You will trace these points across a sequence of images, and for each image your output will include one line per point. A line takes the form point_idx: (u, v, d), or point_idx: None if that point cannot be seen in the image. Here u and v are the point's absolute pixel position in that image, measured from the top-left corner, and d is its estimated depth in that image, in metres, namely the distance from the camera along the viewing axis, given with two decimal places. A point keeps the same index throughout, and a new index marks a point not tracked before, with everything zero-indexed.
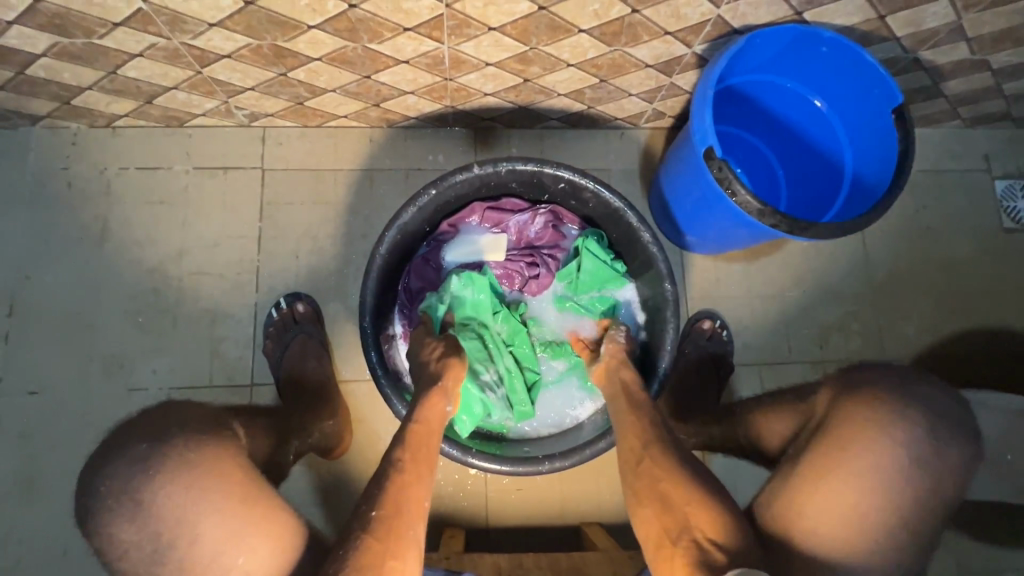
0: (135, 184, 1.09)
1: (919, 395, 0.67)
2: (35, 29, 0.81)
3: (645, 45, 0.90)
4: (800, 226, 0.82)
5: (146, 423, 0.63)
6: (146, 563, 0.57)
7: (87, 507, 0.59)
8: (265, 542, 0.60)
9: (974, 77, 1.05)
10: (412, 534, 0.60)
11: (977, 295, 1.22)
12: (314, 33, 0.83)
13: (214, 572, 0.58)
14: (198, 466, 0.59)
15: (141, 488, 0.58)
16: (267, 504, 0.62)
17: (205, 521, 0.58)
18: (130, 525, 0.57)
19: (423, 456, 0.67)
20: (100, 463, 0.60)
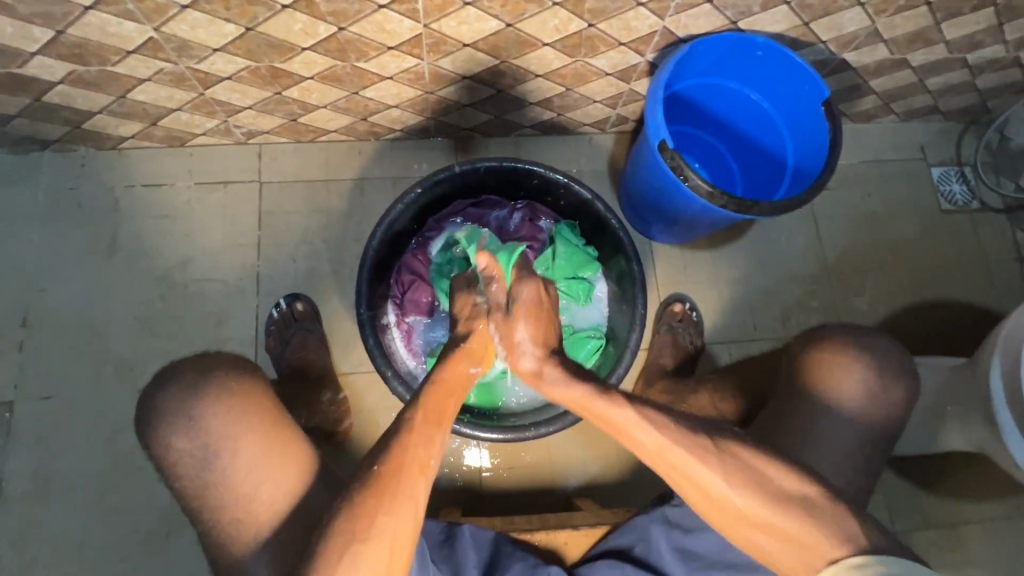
0: (141, 199, 1.17)
1: (873, 346, 0.81)
2: (55, 59, 0.90)
3: (603, 56, 1.01)
4: (745, 205, 0.93)
5: (196, 359, 0.74)
6: (194, 470, 0.68)
7: (146, 425, 0.70)
8: (290, 462, 0.69)
9: (898, 74, 1.18)
10: (409, 494, 0.61)
11: (923, 271, 1.34)
12: (308, 54, 0.93)
13: (248, 482, 0.68)
14: (238, 391, 0.71)
15: (192, 407, 0.69)
16: (294, 431, 0.72)
17: (243, 436, 0.68)
18: (183, 436, 0.69)
19: (433, 416, 0.64)
20: (154, 390, 0.72)
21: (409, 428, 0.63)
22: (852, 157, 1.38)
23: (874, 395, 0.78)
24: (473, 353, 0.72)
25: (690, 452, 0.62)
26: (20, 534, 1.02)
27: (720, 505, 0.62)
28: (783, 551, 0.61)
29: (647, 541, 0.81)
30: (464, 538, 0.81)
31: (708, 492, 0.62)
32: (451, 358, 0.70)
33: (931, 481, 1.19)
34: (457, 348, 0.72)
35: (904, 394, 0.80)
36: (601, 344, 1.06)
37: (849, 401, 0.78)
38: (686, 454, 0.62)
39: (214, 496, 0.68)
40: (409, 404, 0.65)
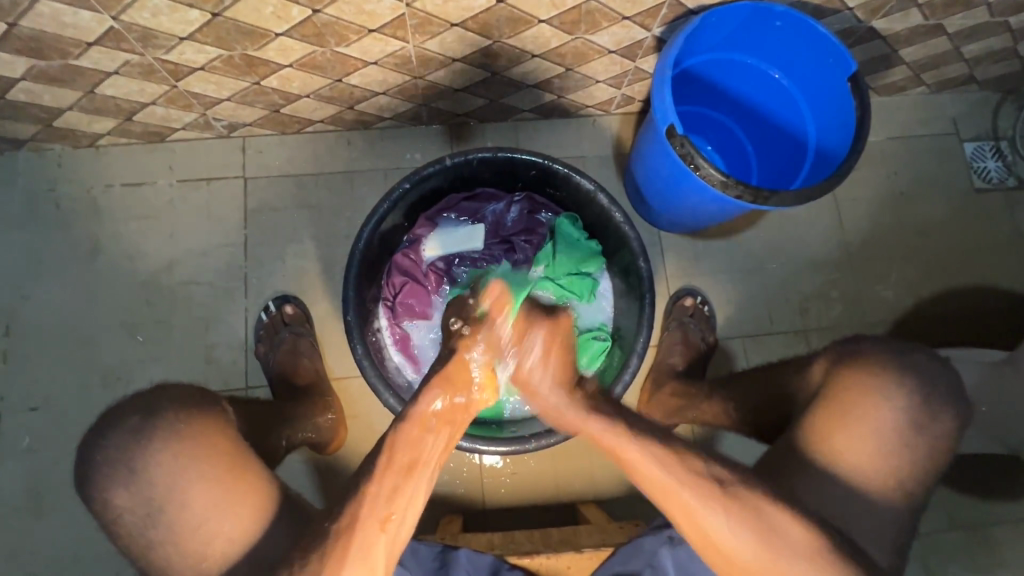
0: (121, 200, 1.12)
1: (917, 367, 0.75)
2: (12, 54, 0.84)
3: (605, 31, 0.92)
4: (762, 196, 0.85)
5: (140, 402, 0.72)
6: (137, 524, 0.67)
7: (88, 475, 0.68)
8: (241, 511, 0.68)
9: (932, 42, 1.07)
10: (363, 555, 0.56)
11: (953, 256, 1.25)
12: (283, 40, 0.86)
13: (194, 538, 0.66)
14: (185, 436, 0.69)
15: (135, 458, 0.68)
16: (239, 482, 0.69)
17: (189, 487, 0.67)
18: (123, 491, 0.67)
19: (402, 463, 0.59)
20: (98, 436, 0.70)
21: (374, 475, 0.58)
22: (877, 134, 1.28)
23: (919, 422, 0.72)
24: (452, 380, 0.63)
25: (698, 499, 0.60)
26: (12, 549, 1.00)
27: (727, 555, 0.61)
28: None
29: (658, 567, 0.77)
30: (459, 566, 0.78)
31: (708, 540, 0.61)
32: (428, 384, 0.61)
33: (959, 481, 1.13)
34: (436, 373, 0.63)
35: (937, 401, 0.73)
36: (606, 346, 0.99)
37: (889, 427, 0.72)
38: (698, 502, 0.60)
39: (159, 553, 0.67)
40: (380, 441, 0.60)
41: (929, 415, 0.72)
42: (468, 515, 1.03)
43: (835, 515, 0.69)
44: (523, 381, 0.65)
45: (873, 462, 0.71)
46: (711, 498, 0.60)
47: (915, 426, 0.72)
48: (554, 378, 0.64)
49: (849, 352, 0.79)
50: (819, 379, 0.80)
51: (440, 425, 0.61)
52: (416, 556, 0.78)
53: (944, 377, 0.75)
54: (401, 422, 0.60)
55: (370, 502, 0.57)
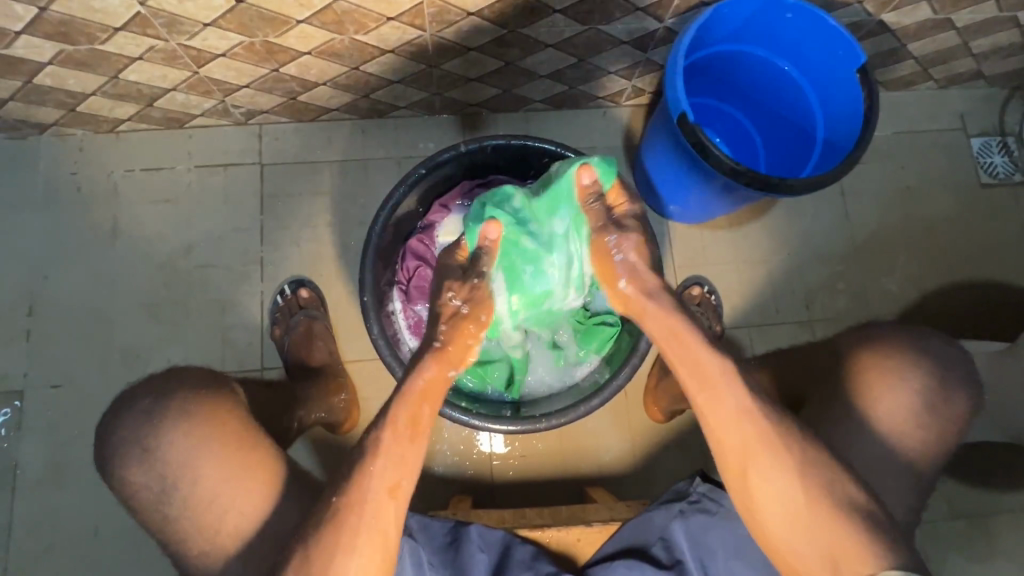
0: (141, 185, 1.14)
1: (931, 351, 0.78)
2: (41, 38, 0.86)
3: (618, 22, 0.94)
4: (771, 182, 0.86)
5: (154, 382, 0.76)
6: (155, 500, 0.71)
7: (108, 452, 0.72)
8: (252, 487, 0.71)
9: (940, 37, 1.09)
10: (377, 522, 0.64)
11: (958, 250, 1.26)
12: (303, 27, 0.88)
13: (212, 512, 0.70)
14: (195, 417, 0.72)
15: (149, 438, 0.71)
16: (252, 456, 0.72)
17: (202, 465, 0.70)
18: (140, 469, 0.71)
19: (408, 431, 0.67)
20: (116, 416, 0.74)
21: (380, 450, 0.65)
22: (885, 128, 1.29)
23: (932, 403, 0.75)
24: (446, 357, 0.72)
25: (756, 435, 0.67)
26: (34, 521, 1.03)
27: (763, 491, 0.67)
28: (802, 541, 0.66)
29: (667, 541, 0.79)
30: (471, 541, 0.80)
31: (757, 482, 0.67)
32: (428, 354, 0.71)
33: (960, 471, 1.14)
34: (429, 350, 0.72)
35: (938, 384, 0.75)
36: (616, 330, 0.98)
37: (903, 408, 0.75)
38: (756, 439, 0.67)
39: (178, 527, 0.70)
40: (382, 417, 0.68)
41: (943, 397, 0.76)
42: (478, 496, 1.05)
43: None
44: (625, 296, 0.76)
45: (900, 431, 0.75)
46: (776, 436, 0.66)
47: (922, 409, 0.75)
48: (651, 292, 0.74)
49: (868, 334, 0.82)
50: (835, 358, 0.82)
51: (433, 394, 0.70)
52: (428, 531, 0.80)
53: (944, 360, 0.77)
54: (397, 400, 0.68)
55: (379, 471, 0.64)
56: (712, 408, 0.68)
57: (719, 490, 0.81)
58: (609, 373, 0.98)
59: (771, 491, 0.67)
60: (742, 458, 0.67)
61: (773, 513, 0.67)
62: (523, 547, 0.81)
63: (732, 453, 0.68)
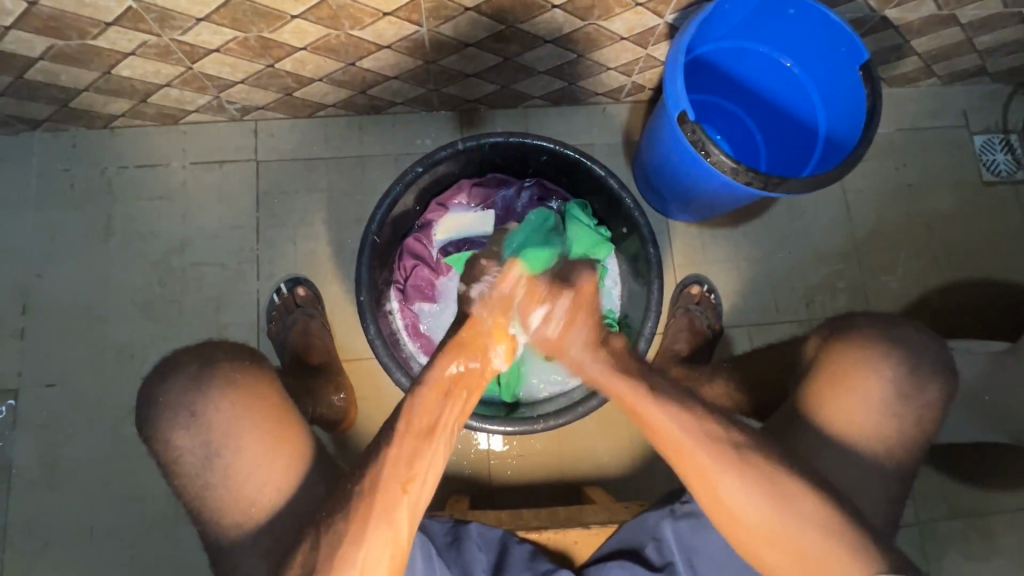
0: (136, 181, 1.13)
1: (902, 339, 0.76)
2: (32, 33, 0.85)
3: (618, 17, 0.93)
4: (772, 182, 0.85)
5: (198, 350, 0.74)
6: (196, 467, 0.69)
7: (149, 417, 0.71)
8: (289, 462, 0.70)
9: (944, 33, 1.07)
10: (389, 520, 0.59)
11: (960, 248, 1.25)
12: (298, 22, 0.86)
13: (250, 484, 0.68)
14: (241, 386, 0.71)
15: (195, 403, 0.70)
16: (290, 431, 0.72)
17: (246, 434, 0.69)
18: (186, 432, 0.69)
19: (419, 424, 0.61)
20: (156, 381, 0.72)
21: (392, 440, 0.60)
22: (887, 125, 1.28)
23: (905, 391, 0.74)
24: (465, 346, 0.66)
25: (715, 462, 0.62)
26: (30, 520, 1.02)
27: (732, 514, 0.63)
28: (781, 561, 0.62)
29: (660, 541, 0.79)
30: (471, 539, 0.80)
31: (720, 503, 0.63)
32: (440, 354, 0.65)
33: (959, 470, 1.14)
34: (450, 340, 0.67)
35: (939, 387, 0.75)
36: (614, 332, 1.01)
37: (875, 399, 0.73)
38: (715, 466, 0.62)
39: (213, 498, 0.69)
40: (398, 410, 0.62)
41: (915, 384, 0.74)
42: (476, 495, 1.05)
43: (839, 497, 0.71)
44: (550, 342, 0.70)
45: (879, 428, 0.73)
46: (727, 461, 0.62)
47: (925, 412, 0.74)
48: (585, 340, 0.68)
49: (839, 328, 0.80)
50: (812, 353, 0.81)
51: (456, 385, 0.64)
52: (427, 531, 0.79)
53: (944, 360, 0.77)
54: (414, 393, 0.62)
55: (391, 463, 0.59)
56: (662, 437, 0.63)
57: None
58: None
59: (734, 518, 0.63)
60: (701, 481, 0.63)
61: (740, 532, 0.64)
62: (521, 546, 0.81)
63: (691, 478, 0.64)
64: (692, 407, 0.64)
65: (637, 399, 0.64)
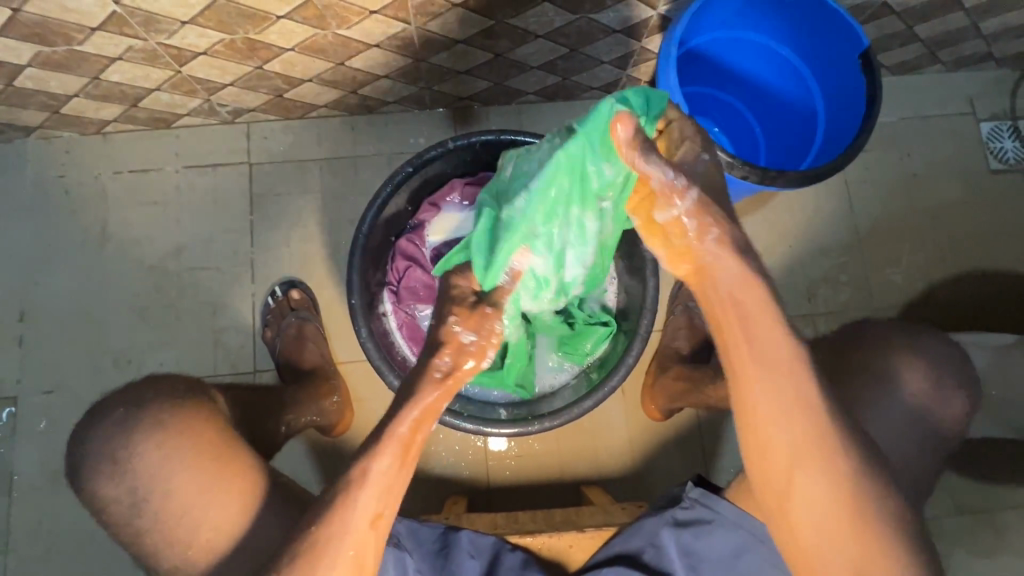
0: (129, 187, 1.13)
1: (924, 347, 0.77)
2: (18, 40, 0.84)
3: (610, 10, 0.91)
4: (769, 176, 0.83)
5: (127, 392, 0.76)
6: (125, 514, 0.70)
7: (79, 467, 0.72)
8: (225, 500, 0.70)
9: (948, 18, 1.04)
10: (358, 552, 0.60)
11: (966, 239, 1.22)
12: (284, 23, 0.85)
13: (184, 526, 0.69)
14: (169, 428, 0.71)
15: (121, 449, 0.71)
16: (222, 473, 0.71)
17: (175, 478, 0.69)
18: (108, 483, 0.70)
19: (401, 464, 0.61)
20: (87, 428, 0.74)
21: (361, 482, 0.60)
22: (891, 114, 1.25)
23: (927, 402, 0.75)
24: (452, 385, 0.62)
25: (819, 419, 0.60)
26: (32, 526, 1.03)
27: (799, 472, 0.61)
28: (814, 527, 0.61)
29: (658, 547, 0.78)
30: (460, 548, 0.79)
31: (806, 474, 0.60)
32: (432, 377, 0.61)
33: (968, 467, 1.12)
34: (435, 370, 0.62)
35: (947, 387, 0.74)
36: (611, 331, 0.97)
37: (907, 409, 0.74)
38: (814, 437, 0.60)
39: (150, 540, 0.70)
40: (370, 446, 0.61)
41: (937, 396, 0.75)
42: (473, 496, 1.04)
43: None
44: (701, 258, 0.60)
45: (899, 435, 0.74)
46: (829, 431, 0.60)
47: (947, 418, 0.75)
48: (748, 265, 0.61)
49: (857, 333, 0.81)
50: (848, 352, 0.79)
51: (425, 426, 0.62)
52: (416, 537, 0.79)
53: (966, 367, 0.77)
54: (381, 440, 0.60)
55: (356, 505, 0.60)
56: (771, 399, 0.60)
57: (710, 495, 0.78)
58: (600, 376, 0.95)
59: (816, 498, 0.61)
60: (793, 450, 0.60)
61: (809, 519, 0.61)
62: (513, 554, 0.80)
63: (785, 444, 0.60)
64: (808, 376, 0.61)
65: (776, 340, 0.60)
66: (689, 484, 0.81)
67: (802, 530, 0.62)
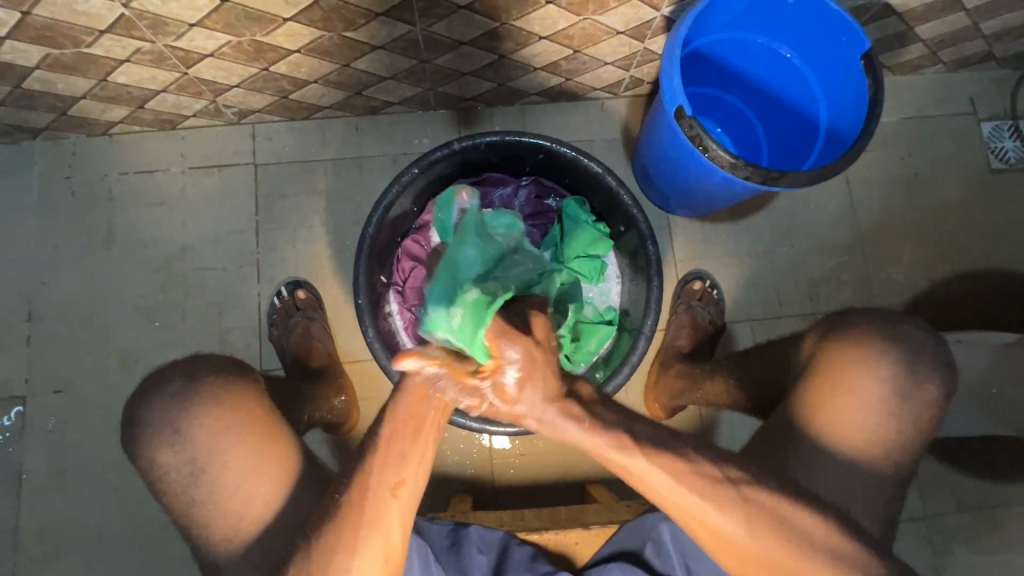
0: (136, 188, 1.14)
1: (899, 335, 0.75)
2: (27, 42, 0.85)
3: (614, 12, 0.91)
4: (772, 176, 0.84)
5: (182, 365, 0.77)
6: (182, 484, 0.71)
7: (134, 437, 0.73)
8: (276, 478, 0.72)
9: (950, 18, 1.05)
10: (379, 523, 0.60)
11: (967, 238, 1.23)
12: (291, 25, 0.86)
13: (239, 500, 0.70)
14: (226, 403, 0.73)
15: (179, 420, 0.72)
16: (281, 448, 0.74)
17: (231, 450, 0.71)
18: (171, 450, 0.71)
19: (409, 429, 0.60)
20: (142, 398, 0.75)
21: (379, 446, 0.61)
22: (892, 114, 1.25)
23: (897, 392, 0.73)
24: (446, 358, 0.63)
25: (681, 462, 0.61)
26: (40, 525, 1.04)
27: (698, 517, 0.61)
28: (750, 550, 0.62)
29: (658, 543, 0.79)
30: (470, 542, 0.80)
31: (720, 538, 0.62)
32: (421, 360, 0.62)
33: (969, 465, 1.12)
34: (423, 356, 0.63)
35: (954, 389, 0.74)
36: (612, 331, 1.00)
37: (869, 401, 0.72)
38: (704, 511, 0.61)
39: (202, 513, 0.71)
40: (382, 413, 0.62)
41: (913, 382, 0.73)
42: (478, 494, 1.05)
43: (841, 493, 0.70)
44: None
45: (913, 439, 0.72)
46: (721, 501, 0.60)
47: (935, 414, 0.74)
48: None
49: (835, 324, 0.79)
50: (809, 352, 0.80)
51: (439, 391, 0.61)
52: (427, 535, 0.80)
53: (935, 354, 0.75)
54: (395, 400, 0.61)
55: (379, 470, 0.60)
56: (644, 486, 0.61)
57: None
58: (605, 373, 0.97)
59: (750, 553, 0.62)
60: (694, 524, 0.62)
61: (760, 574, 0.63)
62: (521, 548, 0.81)
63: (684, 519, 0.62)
64: (680, 450, 0.62)
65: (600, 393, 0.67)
66: None
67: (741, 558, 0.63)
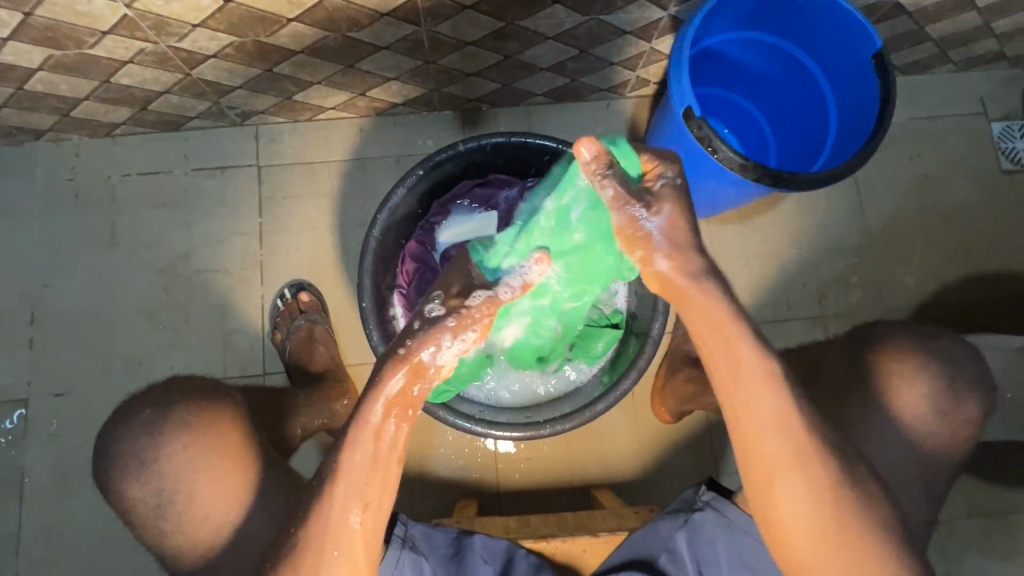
0: (138, 190, 1.13)
1: (941, 353, 0.78)
2: (30, 44, 0.84)
3: (621, 11, 0.90)
4: (782, 178, 0.83)
5: (152, 393, 0.76)
6: (150, 514, 0.72)
7: (109, 465, 0.73)
8: (242, 504, 0.72)
9: (961, 17, 1.04)
10: (344, 546, 0.62)
11: (978, 240, 1.22)
12: (295, 26, 0.85)
13: (208, 526, 0.72)
14: (195, 431, 0.72)
15: (146, 451, 0.72)
16: (250, 475, 0.73)
17: (201, 478, 0.71)
18: (137, 482, 0.72)
19: (366, 457, 0.60)
20: (113, 431, 0.74)
21: (341, 471, 0.61)
22: (900, 115, 1.24)
23: (934, 405, 0.76)
24: (415, 371, 0.59)
25: (800, 450, 0.62)
26: (44, 528, 1.03)
27: (797, 507, 0.63)
28: (824, 559, 0.64)
29: (673, 551, 0.78)
30: (473, 551, 0.79)
31: (788, 492, 0.62)
32: (395, 361, 0.58)
33: (981, 470, 1.11)
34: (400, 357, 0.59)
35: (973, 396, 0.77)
36: (620, 333, 0.97)
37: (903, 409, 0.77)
38: (794, 455, 0.62)
39: (172, 540, 0.72)
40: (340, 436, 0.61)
41: (955, 401, 0.76)
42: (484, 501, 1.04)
43: None
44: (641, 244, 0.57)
45: None
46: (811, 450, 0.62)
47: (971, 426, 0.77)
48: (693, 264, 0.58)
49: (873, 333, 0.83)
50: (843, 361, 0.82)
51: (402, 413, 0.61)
52: (430, 541, 0.79)
53: (972, 370, 0.78)
54: (352, 427, 0.60)
55: (339, 493, 0.61)
56: (754, 413, 0.61)
57: (722, 499, 0.79)
58: (610, 378, 0.95)
59: (825, 525, 0.63)
60: (773, 469, 0.62)
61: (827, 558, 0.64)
62: (525, 559, 0.80)
63: (770, 460, 0.62)
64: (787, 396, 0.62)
65: (747, 355, 0.60)
66: (703, 487, 0.81)
67: (791, 542, 0.64)
